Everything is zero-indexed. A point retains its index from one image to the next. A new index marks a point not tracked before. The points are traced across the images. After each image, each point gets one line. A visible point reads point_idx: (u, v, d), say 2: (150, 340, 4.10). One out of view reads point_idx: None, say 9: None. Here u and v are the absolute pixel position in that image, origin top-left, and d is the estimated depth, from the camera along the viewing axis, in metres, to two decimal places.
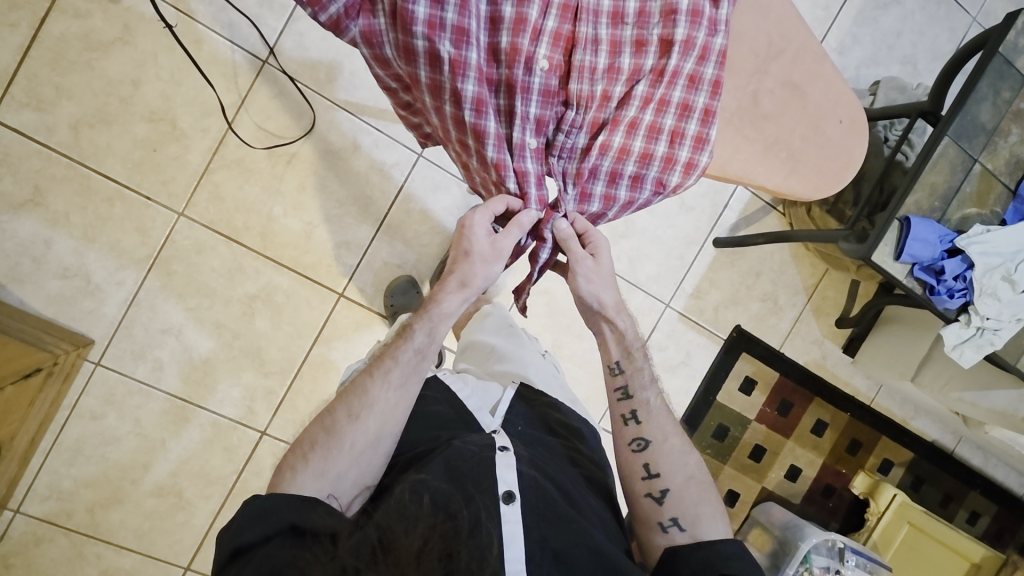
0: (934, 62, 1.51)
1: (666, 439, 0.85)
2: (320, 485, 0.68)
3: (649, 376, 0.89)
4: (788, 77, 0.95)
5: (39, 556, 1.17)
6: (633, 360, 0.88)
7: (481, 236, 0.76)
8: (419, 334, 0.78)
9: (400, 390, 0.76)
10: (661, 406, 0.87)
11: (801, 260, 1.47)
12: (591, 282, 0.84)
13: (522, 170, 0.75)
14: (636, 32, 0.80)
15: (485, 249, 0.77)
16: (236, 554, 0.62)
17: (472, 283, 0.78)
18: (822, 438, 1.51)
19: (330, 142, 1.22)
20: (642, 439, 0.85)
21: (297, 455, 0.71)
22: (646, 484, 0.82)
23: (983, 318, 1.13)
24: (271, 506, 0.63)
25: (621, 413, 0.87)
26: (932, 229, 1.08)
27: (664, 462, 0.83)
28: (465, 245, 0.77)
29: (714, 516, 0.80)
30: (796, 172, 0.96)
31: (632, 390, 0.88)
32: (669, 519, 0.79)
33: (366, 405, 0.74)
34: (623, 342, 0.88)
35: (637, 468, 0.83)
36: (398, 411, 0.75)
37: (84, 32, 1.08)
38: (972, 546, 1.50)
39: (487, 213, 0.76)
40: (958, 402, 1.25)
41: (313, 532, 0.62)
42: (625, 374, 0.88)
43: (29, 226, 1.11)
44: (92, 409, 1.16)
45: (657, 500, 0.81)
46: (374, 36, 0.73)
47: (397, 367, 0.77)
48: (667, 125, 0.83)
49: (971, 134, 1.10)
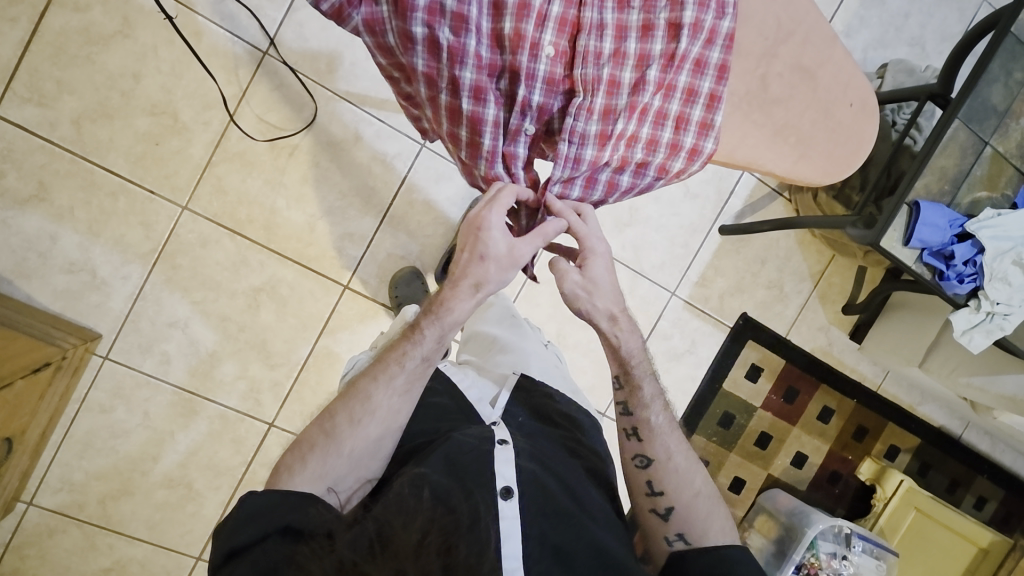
0: (943, 44, 1.48)
1: (671, 458, 0.83)
2: (317, 485, 0.70)
3: (653, 392, 0.86)
4: (797, 61, 0.93)
5: (52, 546, 1.19)
6: (631, 376, 0.86)
7: (497, 239, 0.75)
8: (428, 339, 0.77)
9: (404, 396, 0.77)
10: (666, 423, 0.85)
11: (807, 247, 1.46)
12: (580, 292, 0.82)
13: (512, 155, 0.76)
14: (643, 16, 0.79)
15: (501, 253, 0.76)
16: (231, 554, 0.62)
17: (486, 289, 0.77)
18: (828, 425, 1.50)
19: (331, 133, 1.21)
20: (644, 456, 0.84)
21: (295, 456, 0.72)
22: (650, 500, 0.82)
23: (992, 303, 1.11)
24: (265, 504, 0.64)
25: (623, 428, 0.87)
26: (942, 213, 1.07)
27: (669, 480, 0.82)
28: (480, 249, 0.75)
29: (723, 530, 0.80)
30: (806, 158, 0.95)
31: (632, 407, 0.86)
32: (674, 534, 0.80)
33: (368, 411, 0.75)
34: (619, 356, 0.85)
35: (641, 484, 0.83)
36: (398, 415, 0.76)
37: (83, 26, 1.08)
38: (979, 531, 1.50)
39: (500, 212, 0.74)
40: (967, 387, 1.24)
41: (309, 532, 0.63)
42: (625, 390, 0.87)
43: (34, 222, 1.11)
44: (101, 403, 1.17)
45: (662, 516, 0.81)
46: (377, 24, 0.73)
47: (402, 373, 0.77)
48: (672, 110, 0.82)
49: (982, 116, 1.08)
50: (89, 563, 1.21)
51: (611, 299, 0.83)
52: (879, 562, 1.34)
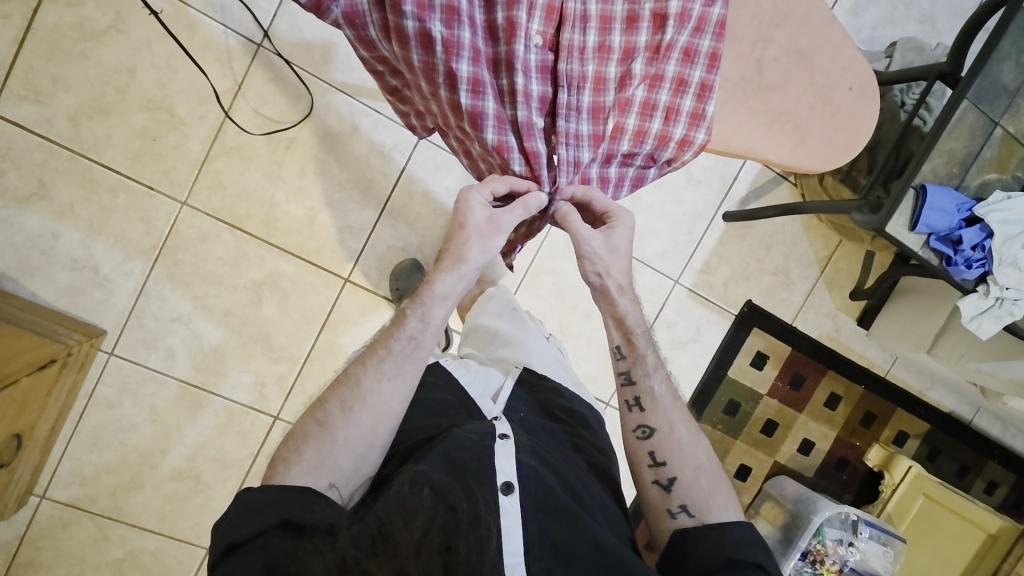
0: (955, 20, 1.44)
1: (674, 428, 0.81)
2: (315, 477, 0.68)
3: (655, 362, 0.84)
4: (793, 44, 0.91)
5: (66, 538, 1.21)
6: (635, 347, 0.84)
7: (475, 208, 0.76)
8: (412, 318, 0.78)
9: (395, 379, 0.75)
10: (668, 394, 0.83)
11: (814, 232, 1.44)
12: (596, 264, 0.81)
13: (534, 151, 0.74)
14: (628, 7, 0.77)
15: (482, 224, 0.77)
16: (231, 549, 0.61)
17: (467, 260, 0.77)
18: (835, 411, 1.49)
19: (328, 126, 1.20)
20: (647, 427, 0.81)
21: (290, 448, 0.70)
22: (653, 472, 0.79)
23: (1002, 288, 1.08)
24: (265, 499, 0.64)
25: (625, 400, 0.84)
26: (949, 197, 1.05)
27: (671, 451, 0.80)
28: (461, 220, 0.77)
29: (726, 504, 0.77)
30: (803, 145, 0.93)
31: (635, 376, 0.84)
32: (678, 506, 0.76)
33: (358, 398, 0.73)
34: (624, 325, 0.84)
35: (644, 456, 0.80)
36: (393, 402, 0.74)
37: (77, 21, 1.07)
38: (989, 517, 1.47)
39: (484, 189, 0.76)
40: (976, 373, 1.22)
41: (311, 527, 0.62)
42: (628, 360, 0.84)
43: (36, 219, 1.12)
44: (108, 398, 1.19)
45: (664, 488, 0.78)
46: (358, 17, 0.72)
47: (389, 356, 0.76)
48: (662, 101, 0.81)
49: (992, 96, 1.05)
50: (103, 554, 1.23)
51: (622, 273, 0.83)
52: (887, 548, 1.33)
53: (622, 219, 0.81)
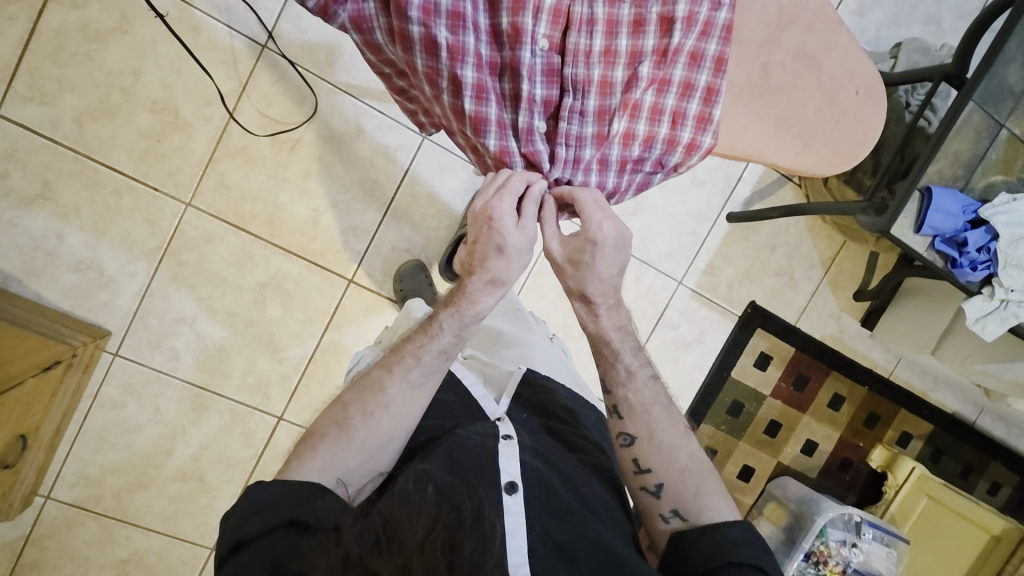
0: (960, 21, 1.43)
1: (653, 432, 0.80)
2: (326, 474, 0.69)
3: (630, 366, 0.83)
4: (800, 47, 0.91)
5: (71, 538, 1.21)
6: (604, 355, 0.83)
7: (510, 228, 0.72)
8: (446, 332, 0.77)
9: (419, 388, 0.76)
10: (645, 397, 0.81)
11: (818, 233, 1.44)
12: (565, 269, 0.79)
13: (531, 152, 0.75)
14: (634, 11, 0.77)
15: (518, 242, 0.74)
16: (237, 546, 0.61)
17: (506, 279, 0.76)
18: (838, 412, 1.49)
19: (332, 127, 1.20)
20: (627, 434, 0.80)
21: (306, 445, 0.71)
22: (638, 478, 0.79)
23: (1008, 289, 1.07)
24: (272, 497, 0.63)
25: (605, 408, 0.83)
26: (955, 199, 1.05)
27: (653, 457, 0.79)
28: (496, 242, 0.73)
29: (717, 504, 0.76)
30: (809, 148, 0.93)
31: (610, 384, 0.83)
32: (669, 511, 0.76)
33: (382, 403, 0.74)
34: (591, 335, 0.82)
35: (627, 463, 0.80)
36: (413, 409, 0.75)
37: (81, 23, 1.07)
38: (992, 517, 1.47)
39: (510, 197, 0.71)
40: (980, 374, 1.22)
41: (315, 527, 0.61)
42: (601, 368, 0.83)
43: (40, 221, 1.12)
44: (113, 398, 1.19)
45: (653, 493, 0.78)
46: (364, 21, 0.72)
47: (417, 367, 0.76)
48: (669, 106, 0.81)
49: (998, 98, 1.05)
50: (107, 555, 1.23)
51: (598, 287, 0.78)
52: (890, 550, 1.34)
53: (589, 232, 0.74)
